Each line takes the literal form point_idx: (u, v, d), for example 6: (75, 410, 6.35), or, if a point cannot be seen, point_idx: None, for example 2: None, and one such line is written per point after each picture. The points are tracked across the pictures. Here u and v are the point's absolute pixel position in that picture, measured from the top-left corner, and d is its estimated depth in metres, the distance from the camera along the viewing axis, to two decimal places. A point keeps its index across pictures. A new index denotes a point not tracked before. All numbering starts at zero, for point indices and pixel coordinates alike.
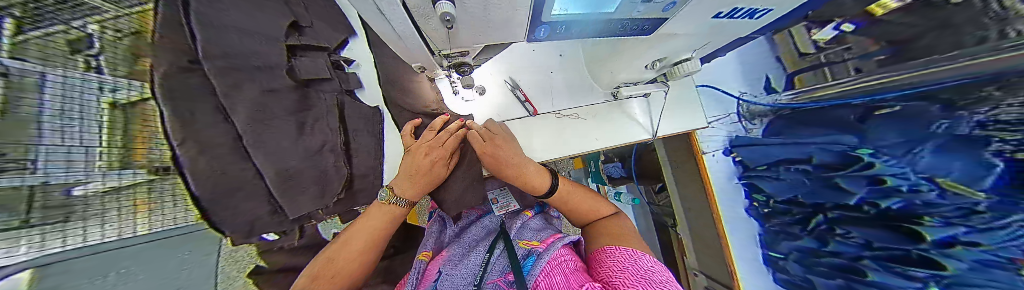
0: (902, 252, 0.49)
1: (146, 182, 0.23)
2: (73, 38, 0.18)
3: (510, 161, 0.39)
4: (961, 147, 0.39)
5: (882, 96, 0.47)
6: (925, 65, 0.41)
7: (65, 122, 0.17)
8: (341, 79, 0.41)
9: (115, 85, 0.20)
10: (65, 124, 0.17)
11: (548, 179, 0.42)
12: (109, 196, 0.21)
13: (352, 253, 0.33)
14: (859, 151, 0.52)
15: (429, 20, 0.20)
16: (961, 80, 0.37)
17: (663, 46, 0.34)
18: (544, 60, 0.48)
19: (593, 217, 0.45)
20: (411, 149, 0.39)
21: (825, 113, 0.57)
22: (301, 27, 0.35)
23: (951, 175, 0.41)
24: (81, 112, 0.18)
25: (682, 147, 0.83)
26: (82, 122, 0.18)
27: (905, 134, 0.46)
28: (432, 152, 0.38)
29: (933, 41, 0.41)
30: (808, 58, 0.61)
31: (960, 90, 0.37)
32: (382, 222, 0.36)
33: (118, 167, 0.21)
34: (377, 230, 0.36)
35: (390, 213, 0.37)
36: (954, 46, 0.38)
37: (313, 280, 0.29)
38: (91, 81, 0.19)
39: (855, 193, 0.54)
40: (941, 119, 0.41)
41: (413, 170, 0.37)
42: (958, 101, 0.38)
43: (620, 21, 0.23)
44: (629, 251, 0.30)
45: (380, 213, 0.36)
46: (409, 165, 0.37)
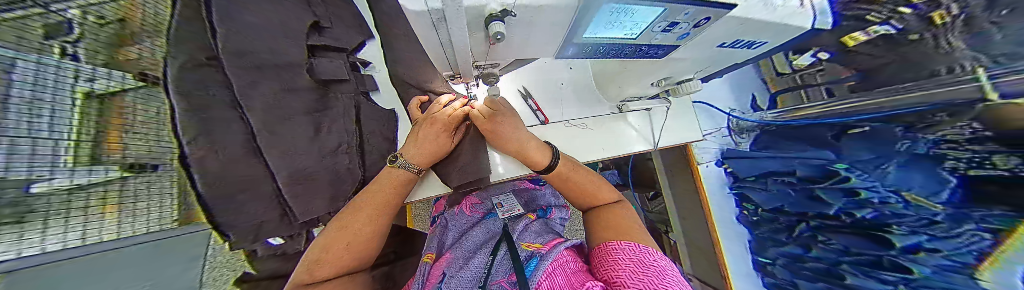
0: (875, 258, 0.52)
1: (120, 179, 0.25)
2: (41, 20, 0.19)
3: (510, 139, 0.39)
4: (926, 164, 0.43)
5: (853, 117, 0.53)
6: (889, 92, 0.47)
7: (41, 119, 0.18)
8: (358, 81, 0.42)
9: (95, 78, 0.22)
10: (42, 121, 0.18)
11: (550, 156, 0.39)
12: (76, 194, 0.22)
13: (363, 218, 0.30)
14: (836, 165, 0.57)
15: (475, 35, 0.22)
16: (916, 107, 0.43)
17: (669, 68, 0.37)
18: (557, 72, 0.52)
19: (593, 202, 0.41)
20: (422, 119, 0.38)
21: (807, 131, 0.62)
22: (321, 28, 0.35)
23: (913, 189, 0.46)
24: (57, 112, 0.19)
25: (677, 157, 0.88)
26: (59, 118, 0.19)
27: (874, 151, 0.51)
28: (436, 124, 0.36)
29: (897, 72, 0.47)
30: (785, 77, 0.71)
31: (914, 116, 0.43)
32: (387, 186, 0.33)
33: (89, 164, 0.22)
34: (381, 202, 0.32)
35: (400, 178, 0.35)
36: (917, 76, 0.44)
37: (320, 253, 0.26)
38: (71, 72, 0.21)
39: (834, 204, 0.58)
40: (904, 139, 0.46)
41: (421, 138, 0.36)
42: (916, 124, 0.44)
43: (641, 45, 0.25)
44: (631, 247, 0.29)
45: (386, 179, 0.34)
46: (418, 134, 0.36)
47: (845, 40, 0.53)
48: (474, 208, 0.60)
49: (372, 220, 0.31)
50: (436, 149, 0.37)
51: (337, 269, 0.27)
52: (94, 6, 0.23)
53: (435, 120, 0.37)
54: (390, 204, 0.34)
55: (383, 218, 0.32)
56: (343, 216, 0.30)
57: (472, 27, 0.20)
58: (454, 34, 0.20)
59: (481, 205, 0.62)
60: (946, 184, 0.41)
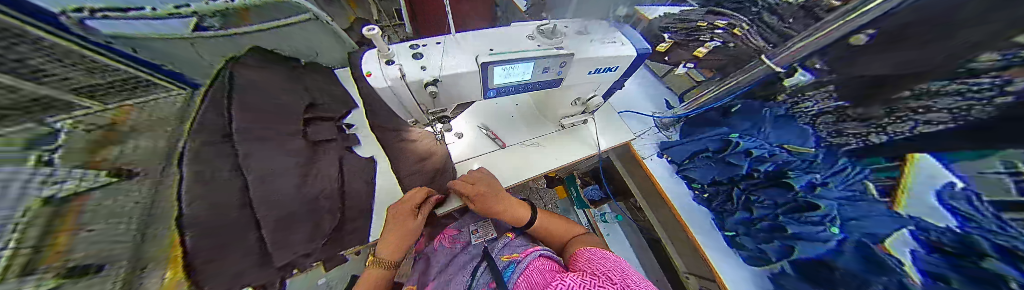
0: (796, 203, 0.59)
1: None
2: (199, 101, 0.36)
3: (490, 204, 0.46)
4: (789, 123, 0.62)
5: (731, 97, 0.75)
6: (739, 79, 0.73)
7: None
8: (342, 139, 0.56)
9: None
10: None
11: (529, 210, 0.52)
12: None
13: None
14: (733, 135, 0.71)
15: (420, 96, 0.33)
16: (757, 80, 0.68)
17: (577, 90, 0.53)
18: (506, 108, 0.68)
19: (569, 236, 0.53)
20: (391, 214, 0.45)
21: (702, 117, 0.82)
22: (315, 105, 0.53)
23: (789, 142, 0.61)
24: None
25: (626, 156, 0.94)
26: None
27: (753, 121, 0.69)
28: (403, 218, 0.44)
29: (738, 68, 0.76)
30: (702, 84, 0.87)
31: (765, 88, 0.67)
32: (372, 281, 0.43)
33: None
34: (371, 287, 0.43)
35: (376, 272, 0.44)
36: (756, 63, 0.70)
37: None
38: None
39: (742, 165, 0.68)
40: (767, 108, 0.66)
41: (388, 234, 0.45)
42: None
43: (534, 82, 0.40)
44: (594, 249, 0.42)
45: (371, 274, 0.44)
46: (385, 230, 0.45)
47: (698, 53, 0.88)
48: (454, 239, 0.59)
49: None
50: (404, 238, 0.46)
51: None
52: None
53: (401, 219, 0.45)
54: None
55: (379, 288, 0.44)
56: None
57: (415, 92, 0.32)
58: (400, 95, 0.31)
59: (460, 234, 0.60)
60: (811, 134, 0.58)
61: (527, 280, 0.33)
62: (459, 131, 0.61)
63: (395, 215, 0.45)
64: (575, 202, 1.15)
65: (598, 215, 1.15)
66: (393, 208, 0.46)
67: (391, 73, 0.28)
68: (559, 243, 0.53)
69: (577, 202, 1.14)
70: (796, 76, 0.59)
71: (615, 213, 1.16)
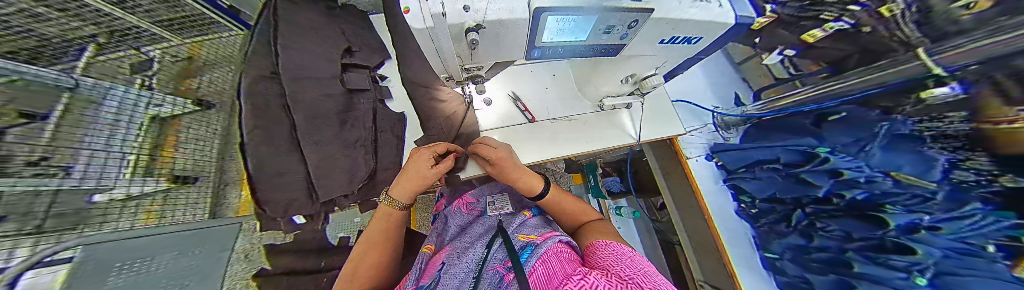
0: (877, 241, 0.50)
1: (170, 188, 0.54)
2: (127, 57, 0.65)
3: (519, 174, 0.45)
4: (906, 143, 0.44)
5: (831, 102, 0.59)
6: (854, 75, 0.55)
7: (117, 128, 0.51)
8: (377, 91, 0.51)
9: (164, 102, 0.60)
10: (116, 126, 0.51)
11: (541, 183, 0.47)
12: (129, 201, 0.48)
13: (379, 233, 0.39)
14: (818, 150, 0.60)
15: (460, 44, 0.29)
16: (880, 87, 0.50)
17: (633, 64, 0.44)
18: (541, 78, 0.62)
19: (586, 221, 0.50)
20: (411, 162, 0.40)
21: (784, 123, 0.69)
22: (352, 51, 0.46)
23: (902, 169, 0.45)
24: (125, 131, 0.52)
25: (667, 155, 0.89)
26: (124, 135, 0.51)
27: (857, 136, 0.53)
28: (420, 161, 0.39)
29: (861, 61, 0.55)
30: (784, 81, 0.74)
31: (890, 97, 0.49)
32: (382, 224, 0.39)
33: (140, 175, 0.51)
34: (382, 231, 0.39)
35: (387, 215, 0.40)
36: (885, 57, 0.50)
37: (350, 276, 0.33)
38: (155, 102, 0.58)
39: (821, 186, 0.59)
40: (882, 122, 0.48)
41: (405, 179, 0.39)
42: (894, 108, 0.47)
43: (587, 45, 0.33)
44: (614, 243, 0.38)
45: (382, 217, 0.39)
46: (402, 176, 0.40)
47: (807, 36, 0.67)
48: (472, 206, 0.60)
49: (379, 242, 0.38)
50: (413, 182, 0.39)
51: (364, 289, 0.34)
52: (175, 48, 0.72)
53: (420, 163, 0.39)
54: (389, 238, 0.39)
55: (391, 235, 0.40)
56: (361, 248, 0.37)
57: (455, 39, 0.27)
58: (441, 41, 0.28)
59: (477, 203, 0.62)
60: (934, 164, 0.40)
61: (544, 270, 0.29)
62: (488, 98, 0.59)
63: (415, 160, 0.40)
64: (591, 190, 1.12)
65: (613, 207, 1.12)
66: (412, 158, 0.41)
67: (431, 8, 0.22)
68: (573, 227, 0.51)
69: (593, 190, 1.11)
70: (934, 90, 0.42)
71: (632, 208, 1.11)
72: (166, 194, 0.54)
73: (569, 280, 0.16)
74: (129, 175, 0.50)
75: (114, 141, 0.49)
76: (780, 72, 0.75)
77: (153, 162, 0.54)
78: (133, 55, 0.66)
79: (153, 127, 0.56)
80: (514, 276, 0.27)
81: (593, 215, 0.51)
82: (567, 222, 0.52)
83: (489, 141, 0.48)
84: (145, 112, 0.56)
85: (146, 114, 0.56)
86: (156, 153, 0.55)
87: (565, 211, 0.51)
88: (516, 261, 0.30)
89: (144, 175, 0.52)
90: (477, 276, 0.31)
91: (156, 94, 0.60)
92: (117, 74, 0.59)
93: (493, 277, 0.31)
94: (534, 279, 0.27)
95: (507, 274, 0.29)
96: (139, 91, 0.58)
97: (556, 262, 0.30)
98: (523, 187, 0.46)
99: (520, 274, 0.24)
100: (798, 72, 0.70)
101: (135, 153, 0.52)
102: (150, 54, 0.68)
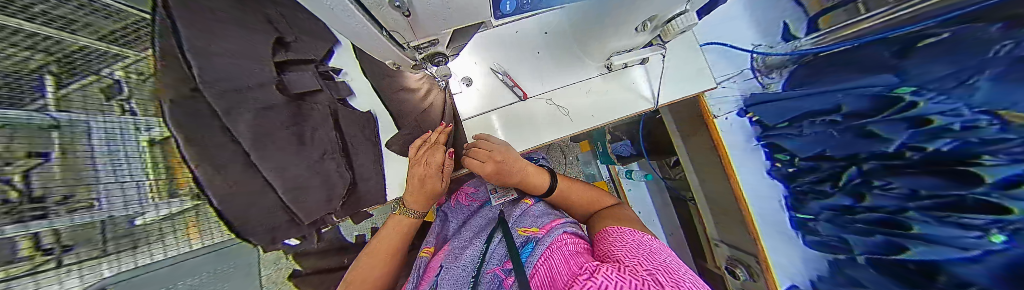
0: (956, 198, 0.41)
1: (193, 208, 0.29)
2: (104, 87, 0.21)
3: (508, 172, 0.41)
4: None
5: (927, 23, 0.42)
6: None
7: (111, 160, 0.20)
8: (331, 88, 0.44)
9: (147, 124, 0.22)
10: (110, 163, 0.20)
11: (547, 177, 0.45)
12: (164, 223, 0.27)
13: (388, 242, 0.45)
14: (897, 91, 0.45)
15: (383, 9, 0.19)
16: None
17: (654, 3, 0.30)
18: (530, 40, 0.48)
19: (597, 207, 0.48)
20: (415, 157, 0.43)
21: (854, 56, 0.51)
22: (285, 42, 0.34)
23: (1013, 107, 0.32)
24: (125, 154, 0.21)
25: (690, 115, 0.77)
26: (128, 162, 0.22)
27: (958, 65, 0.38)
28: (428, 157, 0.42)
29: None
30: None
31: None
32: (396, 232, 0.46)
33: (166, 197, 0.25)
34: (392, 241, 0.45)
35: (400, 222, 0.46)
36: None
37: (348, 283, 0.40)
38: (132, 125, 0.21)
39: (893, 139, 0.46)
40: (1005, 41, 0.32)
41: (412, 184, 0.42)
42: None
43: None
44: (628, 229, 0.34)
45: (394, 225, 0.46)
46: (410, 187, 0.42)
47: None
48: (471, 197, 0.58)
49: (385, 253, 0.44)
50: (422, 193, 0.42)
51: None
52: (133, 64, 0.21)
53: (431, 160, 0.42)
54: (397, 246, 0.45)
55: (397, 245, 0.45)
56: (368, 254, 0.44)
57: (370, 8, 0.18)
58: (345, 19, 0.18)
59: (476, 193, 0.60)
60: None
61: (547, 270, 0.26)
62: (466, 76, 0.50)
63: (419, 155, 0.43)
64: (600, 157, 1.10)
65: (623, 171, 1.10)
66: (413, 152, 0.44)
67: None
68: (585, 213, 0.48)
69: (601, 158, 1.09)
70: None
71: (644, 171, 1.07)
72: (196, 213, 0.30)
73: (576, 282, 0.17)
74: (150, 198, 0.25)
75: (126, 171, 0.22)
76: None
77: (175, 183, 0.25)
78: (105, 81, 0.21)
79: (153, 157, 0.24)
80: (515, 280, 0.24)
81: (604, 201, 0.49)
82: (578, 210, 0.49)
83: (484, 141, 0.44)
84: (137, 137, 0.22)
85: (138, 140, 0.22)
86: (172, 171, 0.25)
87: (573, 203, 0.48)
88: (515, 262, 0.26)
89: (172, 198, 0.26)
90: (475, 281, 0.29)
91: (136, 117, 0.21)
92: (101, 104, 0.20)
93: (491, 281, 0.28)
94: (536, 284, 0.24)
95: (506, 279, 0.26)
96: (119, 116, 0.20)
97: (561, 259, 0.27)
98: (528, 188, 0.45)
99: (521, 277, 0.21)
100: None
101: (150, 177, 0.24)
102: (125, 89, 0.21)
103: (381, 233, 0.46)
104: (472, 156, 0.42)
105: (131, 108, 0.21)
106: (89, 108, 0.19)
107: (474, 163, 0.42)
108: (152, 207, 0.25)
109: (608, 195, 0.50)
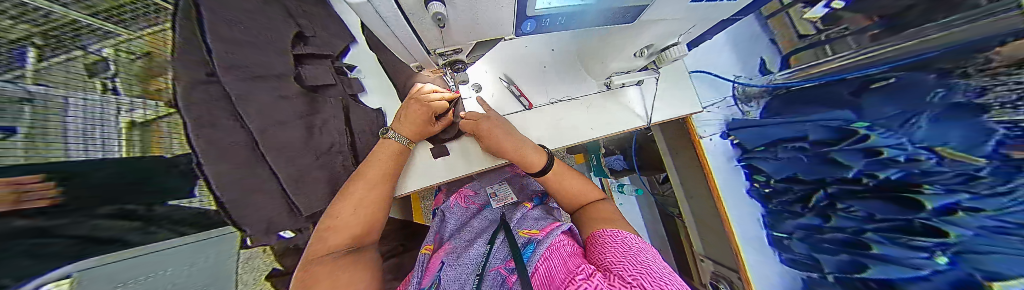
0: (905, 222, 0.47)
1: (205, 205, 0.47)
2: (92, 63, 0.38)
3: (499, 136, 0.45)
4: (960, 115, 0.36)
5: (878, 68, 0.47)
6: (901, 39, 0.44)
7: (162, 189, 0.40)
8: (345, 84, 0.51)
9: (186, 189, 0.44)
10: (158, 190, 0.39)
11: (543, 157, 0.47)
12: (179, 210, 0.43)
13: (366, 188, 0.40)
14: (854, 125, 0.51)
15: (422, 21, 0.20)
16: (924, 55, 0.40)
17: (651, 32, 0.34)
18: (537, 55, 0.52)
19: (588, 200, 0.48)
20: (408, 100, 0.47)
21: (819, 92, 0.58)
22: (303, 36, 0.47)
23: (948, 145, 0.38)
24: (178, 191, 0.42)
25: (679, 135, 0.82)
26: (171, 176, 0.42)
27: (902, 106, 0.44)
28: (422, 96, 0.45)
29: (928, 15, 0.42)
30: (808, 38, 0.63)
31: (957, 57, 0.35)
32: (378, 171, 0.42)
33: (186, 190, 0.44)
34: (373, 181, 0.41)
35: (388, 151, 0.44)
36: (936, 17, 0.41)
37: (321, 232, 0.34)
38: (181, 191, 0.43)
39: (852, 167, 0.52)
40: (937, 88, 0.39)
41: (408, 114, 0.45)
42: (953, 70, 0.36)
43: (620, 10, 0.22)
44: (615, 230, 0.36)
45: (380, 153, 0.44)
46: (404, 117, 0.44)
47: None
48: (470, 199, 0.59)
49: (365, 198, 0.39)
50: (421, 127, 0.45)
51: (342, 242, 0.35)
52: (124, 46, 0.40)
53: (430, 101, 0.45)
54: (376, 188, 0.41)
55: (376, 190, 0.41)
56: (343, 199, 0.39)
57: (415, 20, 0.20)
58: (391, 24, 0.20)
59: (476, 196, 0.60)
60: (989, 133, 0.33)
61: (545, 269, 0.27)
62: (477, 83, 0.52)
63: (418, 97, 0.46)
64: (593, 169, 1.14)
65: (615, 184, 1.15)
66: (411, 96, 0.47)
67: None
68: (574, 206, 0.49)
69: (595, 170, 1.13)
70: (968, 51, 0.34)
71: (634, 186, 1.13)
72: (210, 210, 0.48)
73: (573, 281, 0.19)
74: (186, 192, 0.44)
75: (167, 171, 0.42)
76: (806, 28, 0.64)
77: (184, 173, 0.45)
78: (91, 58, 0.37)
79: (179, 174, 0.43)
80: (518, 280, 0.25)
81: (596, 194, 0.50)
82: (569, 203, 0.49)
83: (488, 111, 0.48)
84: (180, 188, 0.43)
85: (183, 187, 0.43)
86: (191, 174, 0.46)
87: (567, 188, 0.48)
88: (517, 261, 0.28)
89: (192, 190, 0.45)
90: (478, 279, 0.30)
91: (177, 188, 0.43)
92: (90, 81, 0.36)
93: (494, 279, 0.30)
94: (536, 284, 0.25)
95: (510, 278, 0.28)
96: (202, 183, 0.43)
97: (560, 261, 0.27)
98: (524, 162, 0.46)
99: (524, 279, 0.22)
100: (826, 26, 0.59)
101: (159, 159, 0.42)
102: (114, 66, 0.39)
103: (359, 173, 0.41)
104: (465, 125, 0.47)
105: (110, 87, 0.38)
106: (85, 84, 0.36)
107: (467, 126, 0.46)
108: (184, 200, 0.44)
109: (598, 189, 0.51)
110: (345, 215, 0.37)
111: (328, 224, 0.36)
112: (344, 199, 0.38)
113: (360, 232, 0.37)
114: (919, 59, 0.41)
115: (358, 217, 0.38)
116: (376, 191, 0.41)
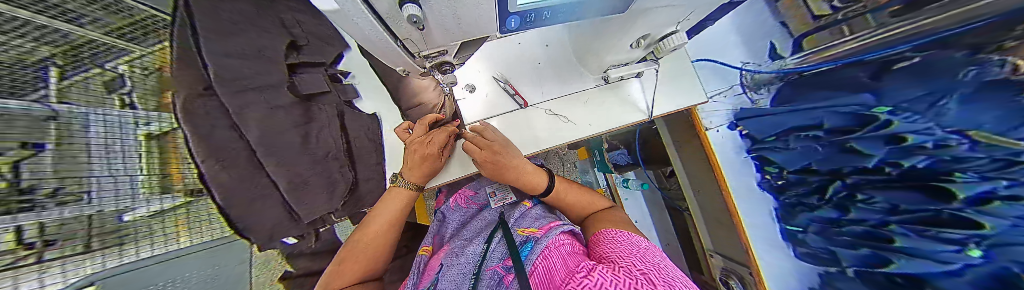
0: (933, 213, 0.42)
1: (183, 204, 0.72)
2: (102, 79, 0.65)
3: (505, 162, 0.43)
4: (989, 96, 0.32)
5: (903, 46, 0.43)
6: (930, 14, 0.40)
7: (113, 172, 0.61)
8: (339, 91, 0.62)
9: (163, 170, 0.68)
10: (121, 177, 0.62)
11: (546, 177, 0.47)
12: (155, 217, 0.67)
13: (382, 223, 0.47)
14: (876, 110, 0.47)
15: (400, 24, 0.20)
16: (957, 29, 0.35)
17: (647, 21, 0.32)
18: (531, 52, 0.51)
19: (594, 209, 0.49)
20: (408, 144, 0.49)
21: (832, 77, 0.55)
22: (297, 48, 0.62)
23: (982, 128, 0.33)
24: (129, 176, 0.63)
25: (684, 127, 0.79)
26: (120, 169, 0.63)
27: (929, 88, 0.40)
28: (418, 145, 0.45)
29: None
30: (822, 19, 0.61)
31: (990, 31, 0.31)
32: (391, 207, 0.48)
33: (162, 193, 0.68)
34: (388, 218, 0.48)
35: (400, 194, 0.49)
36: None
37: (341, 262, 0.40)
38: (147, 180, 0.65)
39: (871, 156, 0.49)
40: (969, 66, 0.34)
41: (409, 163, 0.46)
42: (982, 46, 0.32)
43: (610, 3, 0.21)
44: (623, 232, 0.35)
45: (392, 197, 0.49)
46: (409, 161, 0.46)
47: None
48: (471, 200, 0.59)
49: (379, 232, 0.46)
50: (424, 170, 0.47)
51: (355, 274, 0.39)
52: (129, 63, 0.67)
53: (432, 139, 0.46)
54: (390, 223, 0.47)
55: (390, 226, 0.47)
56: (362, 232, 0.46)
57: (386, 24, 0.19)
58: (364, 31, 0.20)
59: (476, 196, 0.60)
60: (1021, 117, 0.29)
61: (546, 266, 0.27)
62: (469, 84, 0.51)
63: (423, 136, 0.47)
64: (596, 165, 1.13)
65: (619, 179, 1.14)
66: (416, 134, 0.49)
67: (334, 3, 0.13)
68: (580, 215, 0.49)
69: (598, 166, 1.12)
70: (1002, 23, 0.30)
71: (640, 181, 1.12)
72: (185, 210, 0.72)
73: (573, 278, 0.18)
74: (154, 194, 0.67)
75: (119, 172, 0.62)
76: (819, 8, 0.62)
77: (165, 177, 0.69)
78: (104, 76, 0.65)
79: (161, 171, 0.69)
80: (515, 278, 0.25)
81: (598, 204, 0.50)
82: (574, 213, 0.50)
83: (486, 130, 0.47)
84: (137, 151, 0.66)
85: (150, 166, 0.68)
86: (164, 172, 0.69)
87: (571, 206, 0.49)
88: (515, 259, 0.27)
89: (162, 193, 0.68)
90: (476, 277, 0.30)
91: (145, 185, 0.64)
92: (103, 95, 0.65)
93: (491, 278, 0.29)
94: (536, 284, 0.24)
95: (507, 275, 0.27)
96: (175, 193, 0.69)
97: (559, 260, 0.26)
98: (526, 185, 0.46)
99: (522, 274, 0.22)
100: (842, 6, 0.57)
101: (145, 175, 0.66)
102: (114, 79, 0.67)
103: (377, 210, 0.48)
104: (471, 147, 0.45)
105: (116, 99, 0.66)
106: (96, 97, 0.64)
107: (474, 153, 0.45)
108: (144, 203, 0.65)
109: (603, 197, 0.52)
110: (359, 251, 0.42)
111: (347, 253, 0.43)
112: (361, 234, 0.45)
113: (370, 264, 0.42)
114: (948, 35, 0.37)
115: (371, 252, 0.43)
116: (387, 225, 0.47)
